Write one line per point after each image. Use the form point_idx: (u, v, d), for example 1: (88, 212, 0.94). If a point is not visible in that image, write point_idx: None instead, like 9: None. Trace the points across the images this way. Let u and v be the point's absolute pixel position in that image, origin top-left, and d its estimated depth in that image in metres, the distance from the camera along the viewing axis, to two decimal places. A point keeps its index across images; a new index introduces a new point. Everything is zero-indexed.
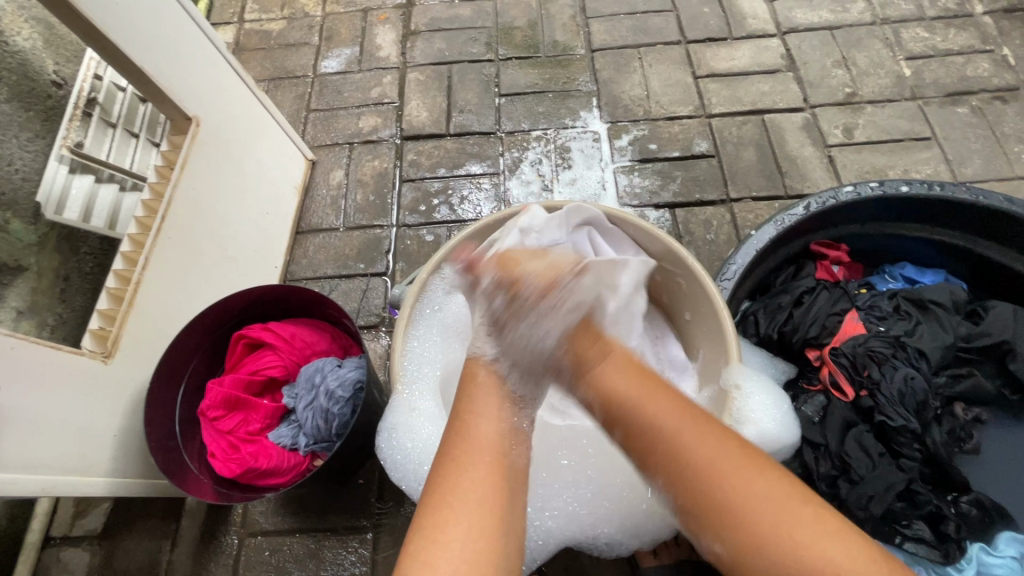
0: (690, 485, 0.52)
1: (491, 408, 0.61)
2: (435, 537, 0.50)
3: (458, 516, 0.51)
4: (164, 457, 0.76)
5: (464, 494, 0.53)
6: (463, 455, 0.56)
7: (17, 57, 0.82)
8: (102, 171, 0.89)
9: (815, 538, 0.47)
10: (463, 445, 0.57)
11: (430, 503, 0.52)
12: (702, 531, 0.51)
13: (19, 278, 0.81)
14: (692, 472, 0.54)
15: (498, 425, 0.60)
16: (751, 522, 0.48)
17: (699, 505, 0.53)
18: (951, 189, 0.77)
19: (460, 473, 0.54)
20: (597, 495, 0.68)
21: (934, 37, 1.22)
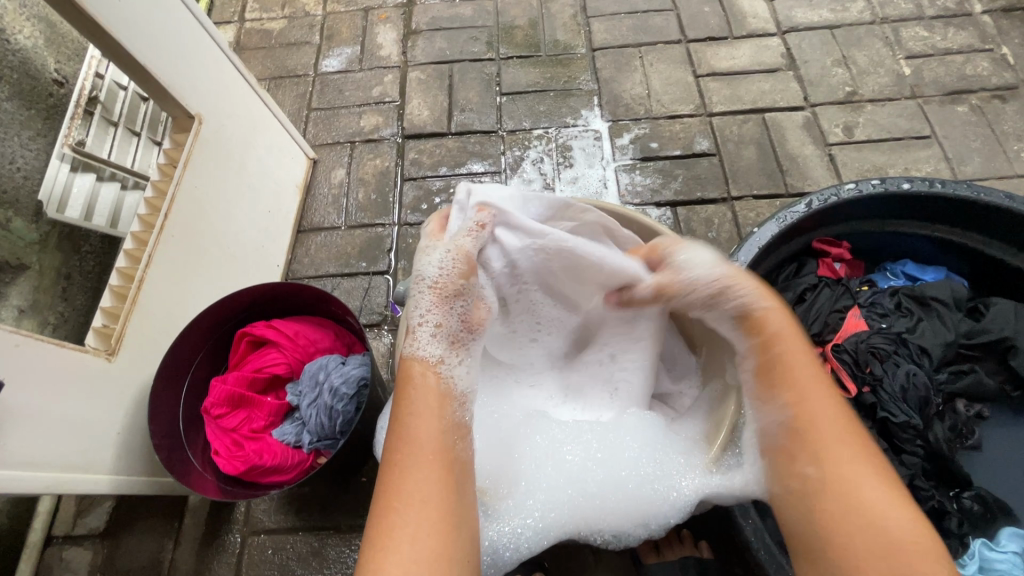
0: (812, 427, 0.55)
1: (434, 403, 0.58)
2: (383, 542, 0.49)
3: (404, 519, 0.50)
4: (168, 453, 0.76)
5: (410, 495, 0.51)
6: (407, 456, 0.53)
7: (18, 55, 0.82)
8: (103, 169, 0.88)
9: (887, 512, 0.50)
10: (403, 446, 0.54)
11: (379, 506, 0.51)
12: (798, 461, 0.55)
13: (20, 276, 0.81)
14: (803, 438, 0.56)
15: (442, 422, 0.57)
16: (844, 475, 0.52)
17: (801, 472, 0.55)
18: (953, 186, 0.77)
19: (407, 475, 0.52)
20: (602, 491, 0.66)
21: (933, 36, 1.23)
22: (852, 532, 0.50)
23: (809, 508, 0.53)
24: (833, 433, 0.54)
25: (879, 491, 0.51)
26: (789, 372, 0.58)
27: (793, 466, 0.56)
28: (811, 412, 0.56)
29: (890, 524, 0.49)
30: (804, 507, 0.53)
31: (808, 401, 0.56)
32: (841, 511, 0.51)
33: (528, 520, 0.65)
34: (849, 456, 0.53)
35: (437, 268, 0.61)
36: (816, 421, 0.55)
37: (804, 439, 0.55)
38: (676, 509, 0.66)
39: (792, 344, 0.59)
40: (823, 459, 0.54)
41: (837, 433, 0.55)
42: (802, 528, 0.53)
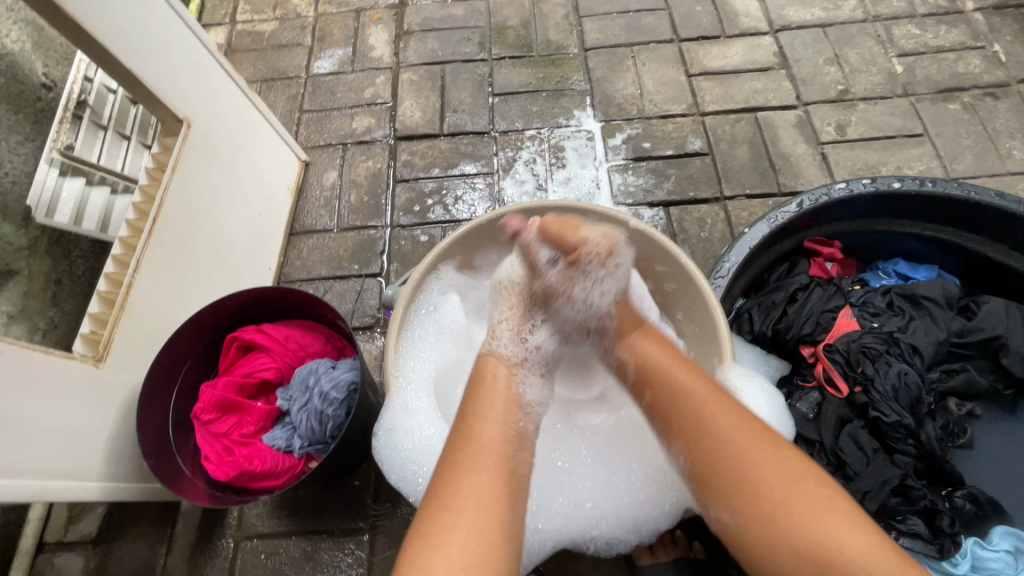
0: (719, 463, 0.57)
1: (496, 412, 0.62)
2: (444, 529, 0.51)
3: (456, 520, 0.51)
4: (157, 460, 0.75)
5: (463, 499, 0.53)
6: (468, 454, 0.57)
7: (7, 60, 0.80)
8: (93, 173, 0.90)
9: (814, 518, 0.51)
10: (463, 447, 0.57)
11: (438, 499, 0.53)
12: (715, 502, 0.57)
13: (11, 282, 0.79)
14: (717, 483, 0.57)
15: (505, 427, 0.61)
16: (759, 495, 0.54)
17: (723, 518, 0.56)
18: (943, 185, 0.77)
19: (470, 471, 0.55)
20: (591, 496, 0.69)
21: (925, 34, 1.23)
22: (788, 553, 0.51)
23: (743, 536, 0.54)
24: (733, 463, 0.56)
25: (802, 503, 0.52)
26: (682, 416, 0.60)
27: (710, 503, 0.58)
28: (706, 446, 0.58)
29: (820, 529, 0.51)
30: (742, 545, 0.54)
31: (709, 441, 0.58)
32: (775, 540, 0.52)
33: (521, 524, 0.66)
34: (758, 474, 0.55)
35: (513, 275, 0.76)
36: (713, 454, 0.57)
37: (720, 482, 0.56)
38: (667, 513, 0.65)
39: (681, 385, 0.62)
40: (737, 485, 0.55)
41: (741, 451, 0.56)
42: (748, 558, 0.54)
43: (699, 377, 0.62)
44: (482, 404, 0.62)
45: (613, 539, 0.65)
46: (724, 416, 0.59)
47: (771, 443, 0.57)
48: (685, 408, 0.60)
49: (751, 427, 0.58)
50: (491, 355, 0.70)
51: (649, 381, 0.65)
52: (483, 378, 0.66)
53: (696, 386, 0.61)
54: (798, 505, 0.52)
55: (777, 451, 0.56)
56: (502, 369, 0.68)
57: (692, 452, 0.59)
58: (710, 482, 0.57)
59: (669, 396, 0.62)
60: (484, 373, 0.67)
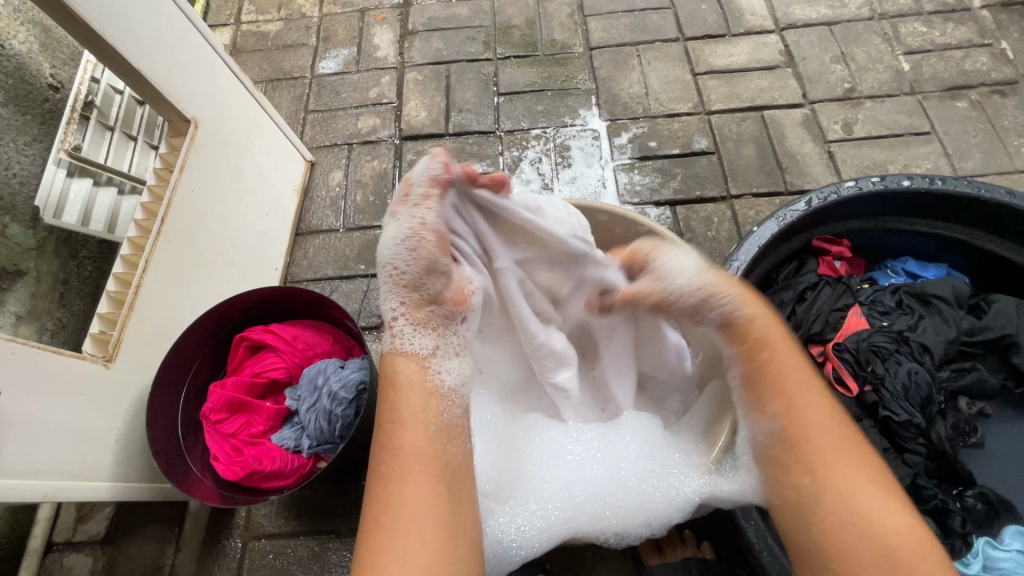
0: (806, 437, 0.55)
1: (416, 416, 0.60)
2: (375, 553, 0.52)
3: (395, 532, 0.53)
4: (167, 460, 0.75)
5: (402, 508, 0.54)
6: (394, 467, 0.57)
7: (14, 60, 0.81)
8: (100, 174, 0.88)
9: (880, 509, 0.51)
10: (387, 456, 0.57)
11: (373, 521, 0.54)
12: (794, 469, 0.55)
13: (18, 283, 0.80)
14: (800, 456, 0.55)
15: (431, 424, 0.60)
16: (833, 478, 0.53)
17: (800, 484, 0.55)
18: (953, 183, 0.77)
19: (396, 487, 0.55)
20: (603, 491, 0.67)
21: (932, 31, 1.22)
22: (851, 540, 0.51)
23: (806, 516, 0.54)
24: (816, 442, 0.55)
25: (873, 495, 0.52)
26: (777, 384, 0.57)
27: (787, 474, 0.56)
28: (800, 416, 0.56)
29: (885, 524, 0.50)
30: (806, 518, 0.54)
31: (802, 411, 0.56)
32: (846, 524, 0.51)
33: (530, 519, 0.65)
34: (836, 459, 0.54)
35: (391, 250, 0.61)
36: (799, 428, 0.56)
37: (804, 451, 0.55)
38: (677, 507, 0.66)
39: (765, 348, 0.59)
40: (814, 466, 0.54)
41: (823, 433, 0.55)
42: (806, 537, 0.54)
43: (790, 346, 0.60)
44: (398, 405, 0.60)
45: (622, 530, 0.67)
46: (816, 398, 0.57)
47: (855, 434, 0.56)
48: (781, 376, 0.58)
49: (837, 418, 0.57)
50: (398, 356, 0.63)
51: (765, 346, 0.58)
52: (395, 378, 0.62)
53: (783, 352, 0.59)
54: (870, 501, 0.52)
55: (854, 446, 0.55)
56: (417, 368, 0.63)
57: (782, 416, 0.57)
58: (791, 452, 0.56)
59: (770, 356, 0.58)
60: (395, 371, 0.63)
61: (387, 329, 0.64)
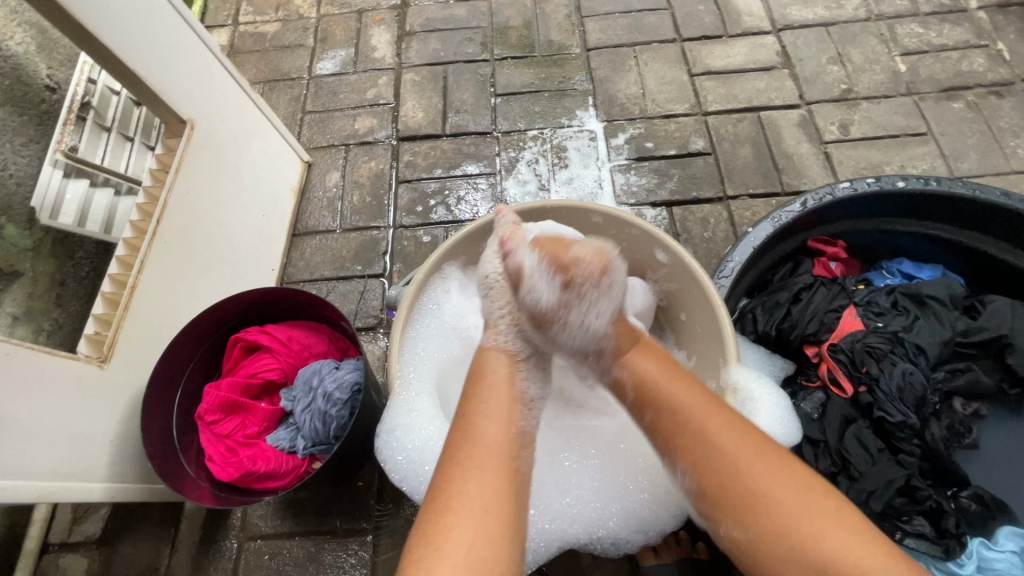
0: (722, 475, 0.56)
1: (496, 411, 0.61)
2: (436, 544, 0.50)
3: (461, 523, 0.51)
4: (162, 460, 0.75)
5: (470, 500, 0.53)
6: (469, 460, 0.56)
7: (10, 61, 0.81)
8: (96, 174, 0.89)
9: (816, 523, 0.51)
10: (464, 446, 0.57)
11: (436, 507, 0.52)
12: (718, 512, 0.56)
13: (14, 283, 0.80)
14: (719, 497, 0.56)
15: (506, 426, 0.60)
16: (767, 508, 0.53)
17: (727, 529, 0.55)
18: (948, 184, 0.77)
19: (464, 480, 0.54)
20: (598, 494, 0.68)
21: (928, 32, 1.22)
22: (791, 560, 0.51)
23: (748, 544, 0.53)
24: (734, 468, 0.56)
25: (808, 504, 0.53)
26: (675, 428, 0.60)
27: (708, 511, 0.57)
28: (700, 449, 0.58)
29: (820, 533, 0.51)
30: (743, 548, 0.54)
31: (714, 448, 0.57)
32: (779, 546, 0.52)
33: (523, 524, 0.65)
34: (766, 480, 0.54)
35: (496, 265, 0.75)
36: (710, 457, 0.57)
37: (724, 487, 0.55)
38: (671, 509, 0.65)
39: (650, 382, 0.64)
40: (737, 490, 0.55)
41: (735, 453, 0.56)
42: (754, 567, 0.53)
43: (686, 385, 0.62)
44: (481, 406, 0.61)
45: (617, 534, 0.65)
46: (727, 431, 0.58)
47: (765, 444, 0.57)
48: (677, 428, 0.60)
49: (742, 434, 0.58)
50: (488, 349, 0.71)
51: (648, 405, 0.63)
52: (486, 376, 0.66)
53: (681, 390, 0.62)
54: (795, 511, 0.52)
55: (774, 456, 0.56)
56: (501, 362, 0.68)
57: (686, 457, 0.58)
58: (706, 486, 0.57)
59: (662, 414, 0.62)
60: (486, 371, 0.67)
61: (490, 330, 0.73)
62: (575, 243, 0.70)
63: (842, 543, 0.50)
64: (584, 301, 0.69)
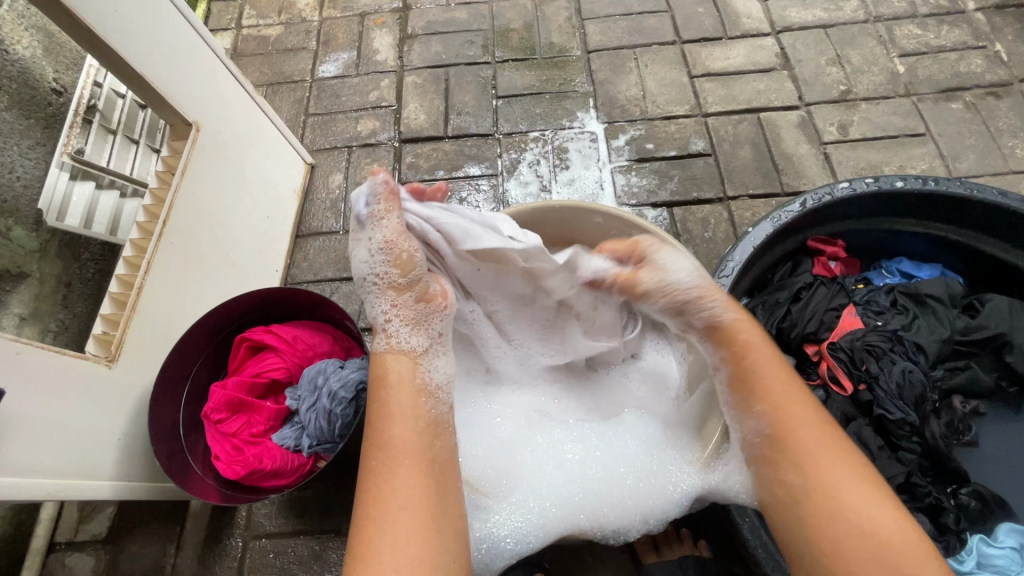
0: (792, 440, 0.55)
1: (407, 408, 0.59)
2: (363, 556, 0.51)
3: (385, 531, 0.52)
4: (168, 458, 0.76)
5: (390, 507, 0.53)
6: (383, 469, 0.55)
7: (18, 65, 0.82)
8: (102, 177, 0.89)
9: (867, 511, 0.51)
10: (379, 452, 0.56)
11: (360, 521, 0.53)
12: (781, 468, 0.56)
13: (21, 284, 0.81)
14: (789, 457, 0.55)
15: (416, 419, 0.59)
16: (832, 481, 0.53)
17: (788, 484, 0.55)
18: (946, 184, 0.78)
19: (383, 489, 0.54)
20: (599, 485, 0.68)
21: (926, 34, 1.23)
22: (841, 532, 0.51)
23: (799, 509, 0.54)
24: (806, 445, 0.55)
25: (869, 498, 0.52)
26: (764, 392, 0.57)
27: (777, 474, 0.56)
28: (787, 414, 0.56)
29: (880, 521, 0.50)
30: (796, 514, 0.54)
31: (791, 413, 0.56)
32: (830, 518, 0.52)
33: (527, 516, 0.66)
34: (830, 457, 0.54)
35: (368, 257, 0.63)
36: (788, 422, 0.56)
37: (789, 450, 0.55)
38: (673, 502, 0.67)
39: (749, 346, 0.59)
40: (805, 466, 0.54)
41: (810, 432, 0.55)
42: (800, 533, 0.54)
43: (774, 356, 0.60)
44: (388, 410, 0.59)
45: (620, 524, 0.68)
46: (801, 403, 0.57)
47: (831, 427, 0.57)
48: (756, 380, 0.58)
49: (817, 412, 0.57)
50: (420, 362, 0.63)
51: (727, 349, 0.60)
52: (385, 378, 0.62)
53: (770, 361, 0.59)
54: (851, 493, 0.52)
55: (838, 442, 0.55)
56: (404, 365, 0.62)
57: (769, 417, 0.57)
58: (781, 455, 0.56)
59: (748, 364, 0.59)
60: (388, 378, 0.61)
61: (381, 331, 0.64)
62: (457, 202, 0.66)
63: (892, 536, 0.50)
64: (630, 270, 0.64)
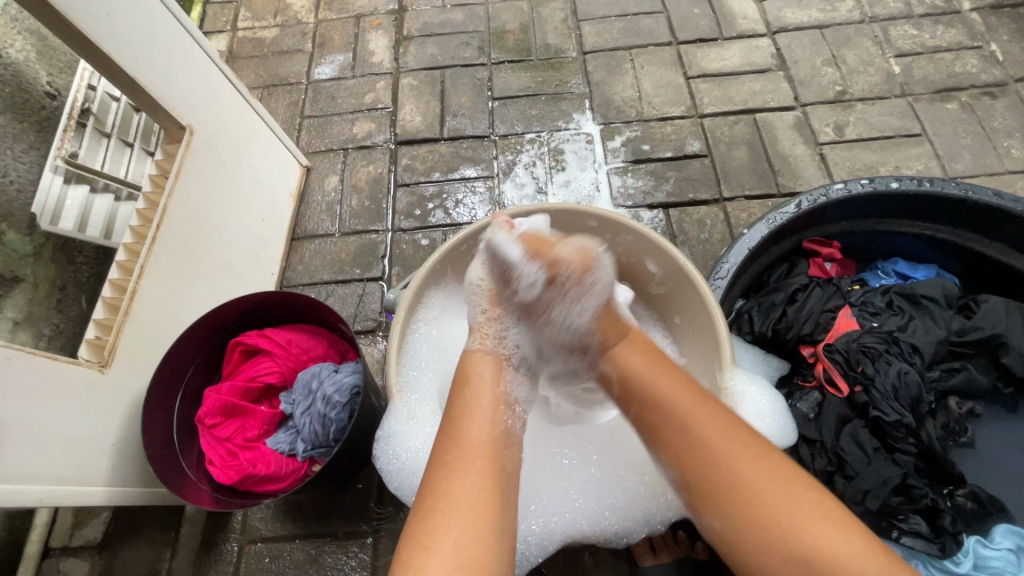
0: (705, 472, 0.55)
1: (484, 412, 0.60)
2: (427, 545, 0.49)
3: (447, 523, 0.51)
4: (162, 464, 0.76)
5: (455, 500, 0.52)
6: (455, 461, 0.55)
7: (10, 68, 0.79)
8: (97, 180, 0.91)
9: (803, 516, 0.51)
10: (452, 447, 0.56)
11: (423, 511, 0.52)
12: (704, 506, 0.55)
13: (15, 289, 0.79)
14: (706, 489, 0.55)
15: (492, 428, 0.59)
16: (754, 497, 0.53)
17: (709, 521, 0.55)
18: (941, 184, 0.78)
19: (452, 482, 0.53)
20: (600, 489, 0.69)
21: (922, 34, 1.23)
22: (770, 549, 0.51)
23: (729, 542, 0.54)
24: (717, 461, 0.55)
25: (793, 498, 0.52)
26: (667, 430, 0.58)
27: (689, 495, 0.57)
28: (695, 456, 0.56)
29: (809, 528, 0.51)
30: (731, 542, 0.53)
31: (694, 443, 0.57)
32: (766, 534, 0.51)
33: (528, 524, 0.66)
34: (749, 474, 0.54)
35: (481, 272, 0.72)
36: (700, 458, 0.56)
37: (703, 484, 0.55)
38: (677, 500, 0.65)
39: (646, 386, 0.61)
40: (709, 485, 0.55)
41: (717, 435, 0.56)
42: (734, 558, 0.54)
43: (681, 380, 0.61)
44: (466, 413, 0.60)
45: (621, 526, 0.66)
46: (710, 420, 0.57)
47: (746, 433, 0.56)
48: (668, 422, 0.58)
49: (732, 430, 0.56)
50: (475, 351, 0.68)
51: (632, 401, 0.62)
52: (469, 374, 0.65)
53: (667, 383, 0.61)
54: (769, 494, 0.53)
55: (752, 448, 0.55)
56: (488, 364, 0.66)
57: (670, 445, 0.58)
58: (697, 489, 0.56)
59: (653, 408, 0.60)
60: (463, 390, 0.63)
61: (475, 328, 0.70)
62: (558, 242, 0.68)
63: (817, 529, 0.51)
64: (567, 300, 0.67)
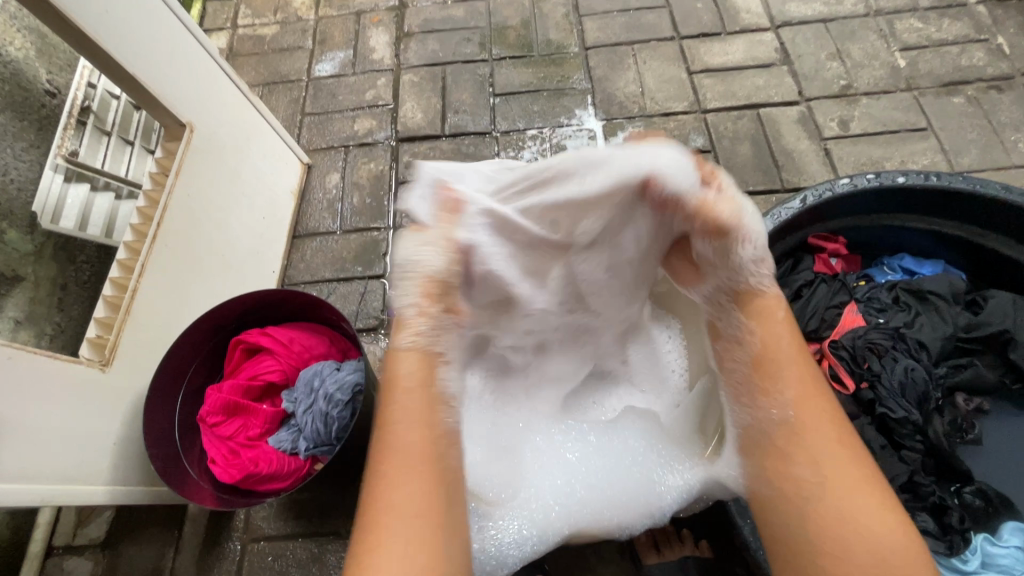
0: (805, 428, 0.52)
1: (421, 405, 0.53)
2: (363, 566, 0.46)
3: (391, 536, 0.47)
4: (163, 463, 0.76)
5: (394, 509, 0.48)
6: (395, 465, 0.50)
7: (9, 66, 0.79)
8: (96, 178, 0.90)
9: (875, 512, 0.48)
10: (390, 449, 0.51)
11: (364, 527, 0.48)
12: (791, 460, 0.52)
13: (16, 288, 0.79)
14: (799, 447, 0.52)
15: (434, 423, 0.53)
16: (834, 472, 0.50)
17: (794, 475, 0.52)
18: (948, 179, 0.77)
19: (392, 492, 0.49)
20: (606, 487, 0.67)
21: (927, 27, 1.22)
22: (840, 531, 0.48)
23: (793, 510, 0.51)
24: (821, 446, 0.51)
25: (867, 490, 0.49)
26: (786, 376, 0.53)
27: (788, 466, 0.52)
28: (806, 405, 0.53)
29: (879, 523, 0.48)
30: (803, 509, 0.50)
31: (804, 399, 0.53)
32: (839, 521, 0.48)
33: (533, 519, 0.66)
34: (834, 448, 0.51)
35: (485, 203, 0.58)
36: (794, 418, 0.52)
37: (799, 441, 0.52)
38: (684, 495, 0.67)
39: (779, 344, 0.54)
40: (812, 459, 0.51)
41: (817, 418, 0.52)
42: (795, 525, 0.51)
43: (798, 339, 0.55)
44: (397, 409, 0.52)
45: (626, 522, 0.67)
46: (817, 388, 0.53)
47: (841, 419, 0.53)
48: (785, 366, 0.54)
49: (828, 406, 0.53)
50: (397, 349, 0.55)
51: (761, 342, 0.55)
52: (396, 380, 0.53)
53: (790, 358, 0.55)
54: (842, 473, 0.50)
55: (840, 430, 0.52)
56: (411, 360, 0.54)
57: (792, 407, 0.53)
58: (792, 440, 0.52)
59: (777, 349, 0.54)
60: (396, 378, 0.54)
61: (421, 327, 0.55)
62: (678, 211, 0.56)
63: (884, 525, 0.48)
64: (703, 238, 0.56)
